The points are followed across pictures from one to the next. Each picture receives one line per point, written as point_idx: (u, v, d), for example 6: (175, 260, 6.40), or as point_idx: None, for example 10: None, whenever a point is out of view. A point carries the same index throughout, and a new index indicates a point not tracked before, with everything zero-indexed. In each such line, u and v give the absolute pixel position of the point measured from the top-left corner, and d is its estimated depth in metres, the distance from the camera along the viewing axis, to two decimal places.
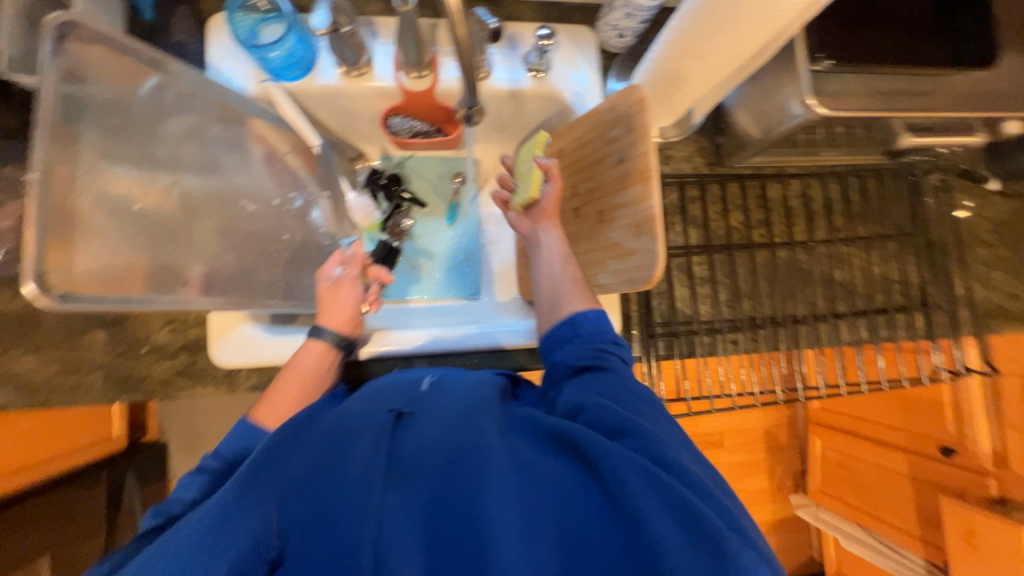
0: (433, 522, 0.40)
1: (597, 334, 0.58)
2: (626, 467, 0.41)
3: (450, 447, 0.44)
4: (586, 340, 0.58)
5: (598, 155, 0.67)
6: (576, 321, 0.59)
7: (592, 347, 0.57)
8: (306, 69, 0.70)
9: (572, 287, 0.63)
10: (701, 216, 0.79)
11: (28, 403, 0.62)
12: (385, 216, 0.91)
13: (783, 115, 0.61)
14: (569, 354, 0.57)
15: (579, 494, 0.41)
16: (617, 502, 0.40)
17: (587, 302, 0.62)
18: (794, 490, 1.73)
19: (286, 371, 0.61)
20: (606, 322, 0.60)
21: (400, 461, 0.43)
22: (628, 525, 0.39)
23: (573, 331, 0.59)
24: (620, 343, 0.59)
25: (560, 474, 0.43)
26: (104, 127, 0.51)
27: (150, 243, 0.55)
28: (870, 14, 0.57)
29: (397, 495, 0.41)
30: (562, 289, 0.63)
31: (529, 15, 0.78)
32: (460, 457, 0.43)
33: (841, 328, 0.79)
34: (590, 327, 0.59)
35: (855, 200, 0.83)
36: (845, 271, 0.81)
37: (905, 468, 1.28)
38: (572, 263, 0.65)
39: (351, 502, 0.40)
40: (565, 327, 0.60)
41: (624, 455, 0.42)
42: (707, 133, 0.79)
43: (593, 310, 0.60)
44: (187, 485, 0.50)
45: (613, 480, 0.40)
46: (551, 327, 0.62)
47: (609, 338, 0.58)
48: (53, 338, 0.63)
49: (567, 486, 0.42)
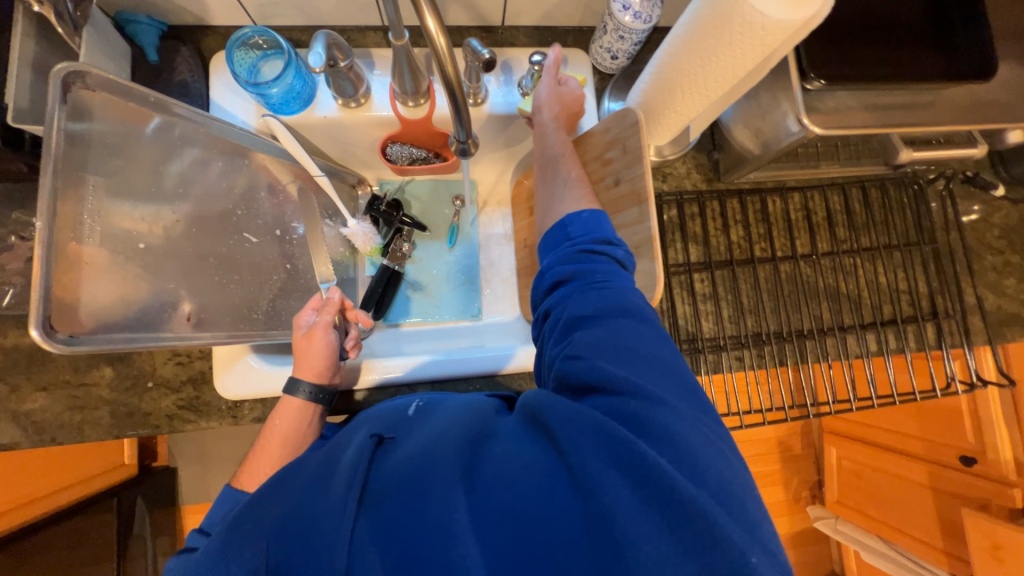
0: (401, 527, 0.40)
1: (589, 233, 0.56)
2: (583, 439, 0.42)
3: (423, 460, 0.44)
4: (576, 242, 0.56)
5: (595, 177, 0.68)
6: (566, 223, 0.57)
7: (578, 251, 0.55)
8: (305, 102, 0.71)
9: (571, 188, 0.61)
10: (701, 233, 0.78)
11: (38, 440, 0.63)
12: (385, 241, 0.89)
13: (780, 132, 0.61)
14: (557, 261, 0.56)
15: (546, 478, 0.42)
16: (577, 477, 0.41)
17: (584, 204, 0.59)
18: (811, 501, 1.70)
19: (266, 431, 0.62)
20: (601, 222, 0.56)
21: (375, 475, 0.44)
22: (589, 501, 0.39)
23: (565, 233, 0.57)
24: (613, 242, 0.55)
25: (528, 457, 0.44)
26: (105, 169, 0.52)
27: (151, 282, 0.56)
28: (861, 32, 0.57)
29: (369, 514, 0.41)
30: (560, 192, 0.62)
31: (523, 40, 0.79)
32: (433, 469, 0.43)
33: (847, 341, 0.78)
34: (581, 230, 0.56)
35: (859, 212, 0.82)
36: (851, 282, 0.80)
37: (925, 479, 1.25)
38: (573, 162, 0.64)
39: (324, 530, 0.40)
40: (556, 229, 0.58)
41: (582, 422, 0.42)
42: (703, 150, 0.80)
43: (586, 210, 0.57)
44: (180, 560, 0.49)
45: (571, 451, 0.42)
46: (546, 232, 0.61)
47: (599, 238, 0.55)
48: (61, 375, 0.64)
49: (534, 468, 0.43)
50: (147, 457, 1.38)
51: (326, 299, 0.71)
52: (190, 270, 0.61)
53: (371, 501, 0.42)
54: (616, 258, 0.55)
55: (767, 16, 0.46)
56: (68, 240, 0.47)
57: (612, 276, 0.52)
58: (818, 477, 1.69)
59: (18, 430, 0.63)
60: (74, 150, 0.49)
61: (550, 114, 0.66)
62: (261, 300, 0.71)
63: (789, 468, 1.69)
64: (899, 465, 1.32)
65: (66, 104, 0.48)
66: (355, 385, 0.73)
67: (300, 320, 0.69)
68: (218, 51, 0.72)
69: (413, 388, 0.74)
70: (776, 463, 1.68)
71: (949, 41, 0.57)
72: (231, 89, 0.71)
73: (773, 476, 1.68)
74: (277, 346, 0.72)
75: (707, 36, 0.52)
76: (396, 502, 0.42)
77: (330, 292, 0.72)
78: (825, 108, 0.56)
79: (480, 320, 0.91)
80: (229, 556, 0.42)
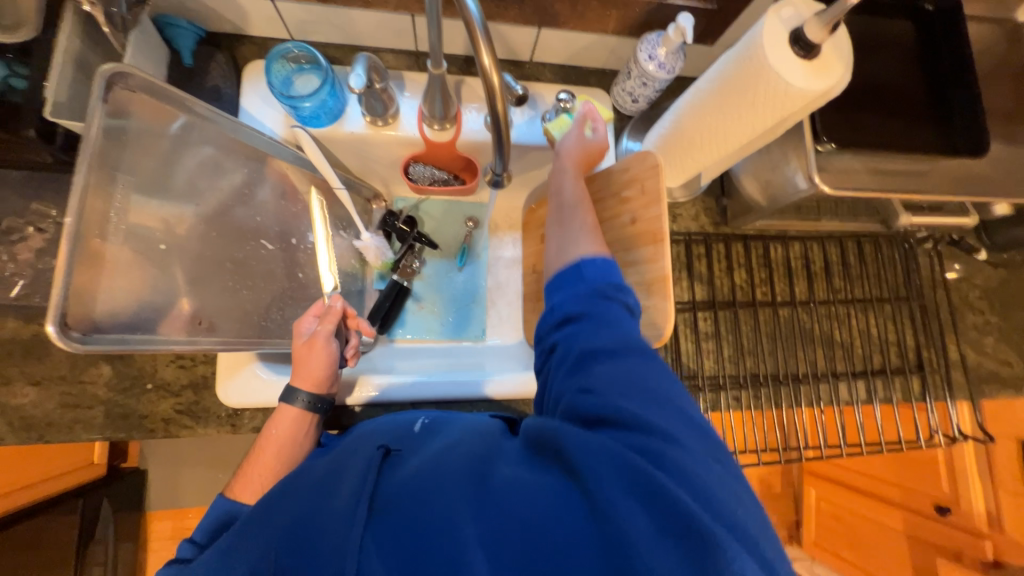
0: (410, 540, 0.40)
1: (602, 277, 0.56)
2: (601, 466, 0.42)
3: (431, 474, 0.45)
4: (590, 283, 0.56)
5: (612, 214, 0.70)
6: (580, 266, 0.58)
7: (592, 294, 0.55)
8: (334, 117, 0.73)
9: (584, 232, 0.61)
10: (707, 273, 0.81)
11: (24, 437, 0.61)
12: (397, 256, 0.90)
13: (788, 186, 0.65)
14: (569, 298, 0.56)
15: (561, 502, 0.42)
16: (593, 502, 0.41)
17: (597, 247, 0.59)
18: (789, 541, 1.71)
19: (263, 440, 0.61)
20: (614, 269, 0.57)
21: (383, 486, 0.45)
22: (605, 527, 0.39)
23: (579, 273, 0.57)
24: (624, 289, 0.56)
25: (541, 480, 0.44)
26: (134, 166, 0.52)
27: (167, 286, 0.56)
28: (867, 102, 0.61)
29: (378, 525, 0.41)
30: (575, 235, 0.61)
31: (549, 76, 0.82)
32: (443, 482, 0.44)
33: (839, 388, 0.81)
34: (595, 272, 0.57)
35: (854, 264, 0.86)
36: (843, 331, 0.83)
37: (902, 526, 1.27)
38: (587, 207, 0.63)
39: (331, 546, 0.41)
40: (570, 268, 0.58)
41: (599, 451, 0.43)
42: (713, 194, 0.83)
43: (602, 256, 0.58)
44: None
45: (589, 477, 0.41)
46: (557, 270, 0.60)
47: (611, 284, 0.56)
48: (58, 371, 0.62)
49: (548, 489, 0.43)
50: (118, 456, 1.32)
51: (327, 306, 0.70)
52: (203, 274, 0.61)
53: (380, 512, 0.42)
54: (626, 305, 0.56)
55: (789, 83, 0.49)
56: (94, 239, 0.47)
57: (620, 321, 0.53)
58: (795, 518, 1.70)
59: (4, 425, 0.60)
60: (110, 148, 0.49)
61: (567, 159, 0.67)
62: (271, 307, 0.70)
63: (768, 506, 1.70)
64: (876, 510, 1.35)
65: (107, 103, 0.48)
66: (351, 400, 0.72)
67: (298, 328, 0.68)
68: (252, 60, 0.73)
69: (416, 406, 0.74)
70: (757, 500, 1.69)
71: (946, 118, 0.62)
72: (263, 98, 0.72)
73: None
74: (282, 355, 0.71)
75: (729, 95, 0.56)
76: (407, 517, 0.42)
77: (332, 299, 0.70)
78: (833, 169, 0.60)
79: (482, 341, 0.92)
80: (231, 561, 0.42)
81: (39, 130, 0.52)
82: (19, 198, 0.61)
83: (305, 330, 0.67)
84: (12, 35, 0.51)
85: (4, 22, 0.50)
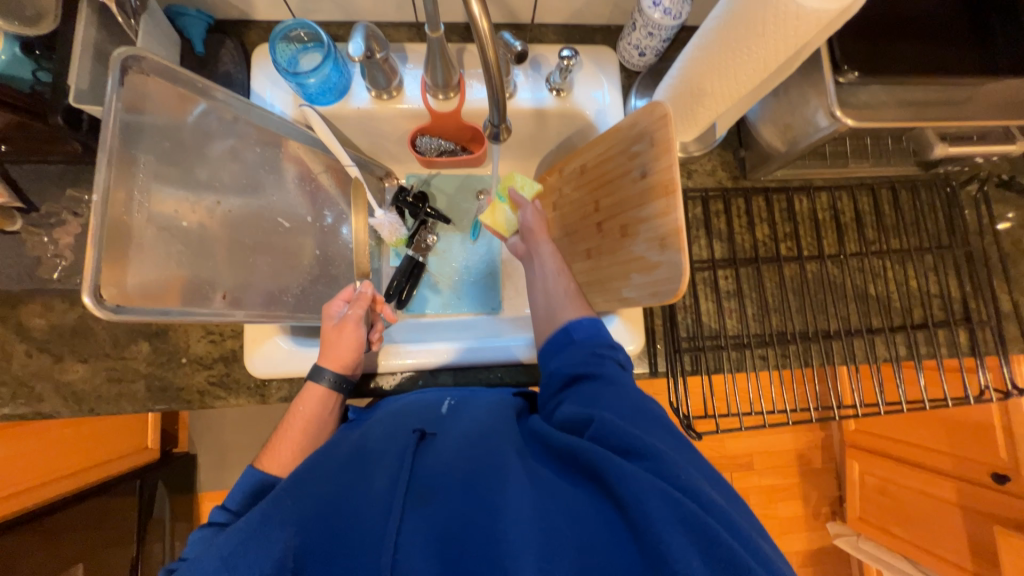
0: (445, 539, 0.42)
1: (591, 337, 0.65)
2: (646, 492, 0.42)
3: (465, 469, 0.48)
4: (581, 345, 0.64)
5: (622, 170, 0.68)
6: (570, 330, 0.66)
7: (585, 353, 0.62)
8: (340, 94, 0.74)
9: (566, 299, 0.70)
10: (726, 230, 0.78)
11: (77, 410, 0.66)
12: (411, 232, 0.92)
13: (810, 127, 0.62)
14: (565, 363, 0.62)
15: (598, 520, 0.43)
16: (635, 526, 0.41)
17: (581, 311, 0.68)
18: (831, 518, 1.62)
19: (290, 416, 0.64)
20: (599, 327, 0.66)
21: (419, 479, 0.47)
22: (649, 552, 0.39)
23: (569, 337, 0.66)
24: (615, 346, 0.64)
25: (577, 501, 0.45)
26: (157, 151, 0.54)
27: (192, 260, 0.58)
28: (897, 26, 0.57)
29: (413, 512, 0.44)
30: (559, 300, 0.70)
31: (551, 37, 0.80)
32: (479, 478, 0.47)
33: (876, 345, 0.77)
34: (583, 334, 0.65)
35: (889, 213, 0.80)
36: (879, 285, 0.78)
37: (954, 497, 1.20)
38: (565, 276, 0.73)
39: (363, 540, 0.42)
40: (561, 334, 0.66)
41: (645, 480, 0.42)
42: (730, 147, 0.80)
43: (587, 317, 0.67)
44: (197, 540, 0.53)
45: (634, 507, 0.41)
46: (549, 337, 0.68)
47: (602, 343, 0.64)
48: (102, 348, 0.67)
49: (583, 511, 0.44)
50: (169, 443, 1.40)
51: (358, 292, 0.72)
52: (228, 252, 0.63)
53: (418, 505, 0.44)
54: (618, 361, 0.63)
55: (801, 6, 0.46)
56: (120, 212, 0.49)
57: (616, 373, 0.59)
58: (838, 494, 1.61)
59: (59, 399, 0.65)
60: (129, 135, 0.51)
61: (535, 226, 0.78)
62: (292, 284, 0.73)
63: (809, 483, 1.60)
64: (928, 482, 1.27)
65: (123, 87, 0.50)
66: (372, 367, 0.74)
67: (329, 312, 0.71)
68: (260, 44, 0.75)
69: (435, 373, 0.75)
70: (797, 476, 1.59)
71: (987, 35, 0.57)
72: (272, 81, 0.74)
73: (791, 490, 1.59)
74: (305, 328, 0.74)
75: (739, 26, 0.52)
76: (441, 511, 0.44)
77: (363, 285, 0.73)
78: (860, 103, 0.56)
79: (500, 314, 0.93)
80: (266, 532, 0.43)
81: (65, 117, 0.56)
82: (59, 188, 0.66)
83: (337, 312, 0.69)
84: (32, 28, 0.53)
85: (27, 15, 0.53)
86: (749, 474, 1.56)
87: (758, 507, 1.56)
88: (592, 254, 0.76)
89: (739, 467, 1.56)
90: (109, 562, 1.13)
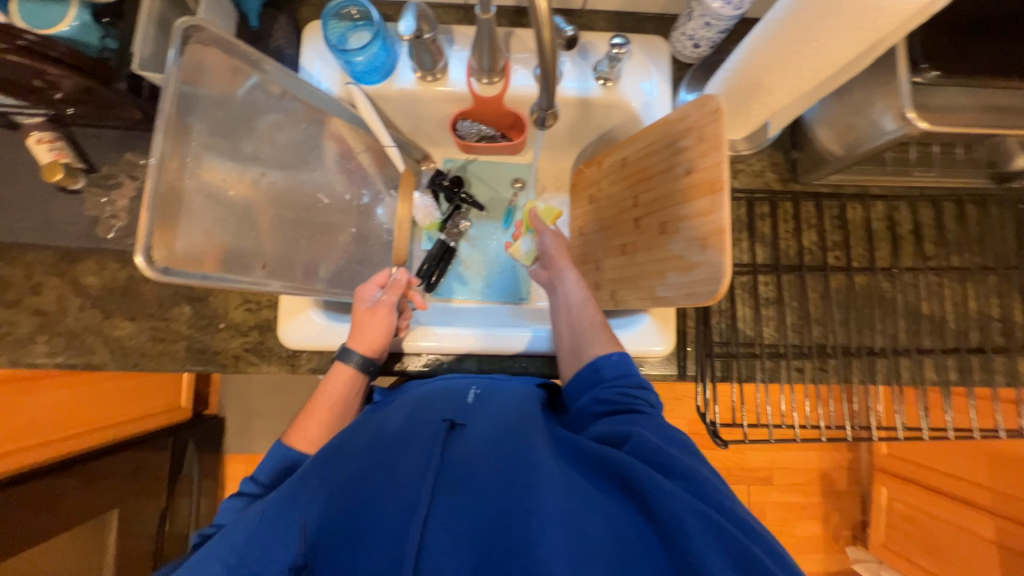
0: (475, 534, 0.44)
1: (621, 375, 0.62)
2: (684, 509, 0.42)
3: (494, 464, 0.49)
4: (609, 385, 0.61)
5: (665, 166, 0.66)
6: (598, 365, 0.63)
7: (614, 393, 0.60)
8: (386, 74, 0.75)
9: (592, 332, 0.68)
10: (771, 234, 0.75)
11: (123, 364, 0.69)
12: (444, 217, 0.92)
13: (873, 131, 0.59)
14: (593, 400, 0.61)
15: (625, 524, 0.44)
16: (665, 531, 0.42)
17: (608, 346, 0.66)
18: (852, 543, 1.56)
19: (318, 393, 0.66)
20: (628, 364, 0.64)
21: (446, 470, 0.49)
22: (682, 564, 0.40)
23: (597, 375, 0.63)
24: (646, 387, 0.61)
25: (607, 505, 0.46)
26: (209, 120, 0.56)
27: (235, 229, 0.59)
28: (986, 23, 0.52)
29: (443, 503, 0.46)
30: (585, 334, 0.68)
31: (602, 24, 0.78)
32: (509, 477, 0.48)
33: (924, 366, 0.72)
34: (612, 372, 0.62)
35: (951, 228, 0.75)
36: (934, 304, 0.73)
37: (992, 534, 1.14)
38: (590, 305, 0.71)
39: (396, 528, 0.44)
40: (589, 368, 0.64)
41: (682, 497, 0.43)
42: (781, 148, 0.76)
43: (616, 354, 0.64)
44: (231, 505, 0.57)
45: (672, 525, 0.42)
46: (576, 373, 0.66)
47: (633, 382, 0.61)
48: (147, 308, 0.70)
49: (614, 518, 0.44)
50: (200, 404, 1.46)
51: (393, 279, 0.72)
52: (271, 224, 0.65)
53: (444, 497, 0.46)
54: (648, 402, 0.60)
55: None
56: (173, 176, 0.50)
57: (647, 408, 0.58)
58: (862, 519, 1.54)
59: (107, 352, 0.69)
60: (184, 107, 0.52)
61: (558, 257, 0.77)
62: (328, 259, 0.75)
63: (831, 504, 1.54)
64: (963, 516, 1.20)
65: (183, 57, 0.51)
66: (399, 347, 0.75)
67: (362, 293, 0.71)
68: (312, 21, 0.76)
69: (460, 358, 0.76)
70: (818, 496, 1.53)
71: None
72: (321, 57, 0.75)
73: (811, 510, 1.53)
74: (336, 304, 0.76)
75: (801, 27, 0.50)
76: (470, 507, 0.46)
77: (398, 271, 0.73)
78: (936, 105, 0.52)
79: (527, 303, 0.93)
80: (292, 506, 0.46)
81: (129, 83, 0.60)
82: (117, 152, 0.69)
83: (371, 296, 0.70)
84: None
85: None
86: (768, 488, 1.51)
87: (775, 523, 1.51)
88: (627, 250, 0.74)
89: (758, 481, 1.51)
90: (141, 512, 1.18)
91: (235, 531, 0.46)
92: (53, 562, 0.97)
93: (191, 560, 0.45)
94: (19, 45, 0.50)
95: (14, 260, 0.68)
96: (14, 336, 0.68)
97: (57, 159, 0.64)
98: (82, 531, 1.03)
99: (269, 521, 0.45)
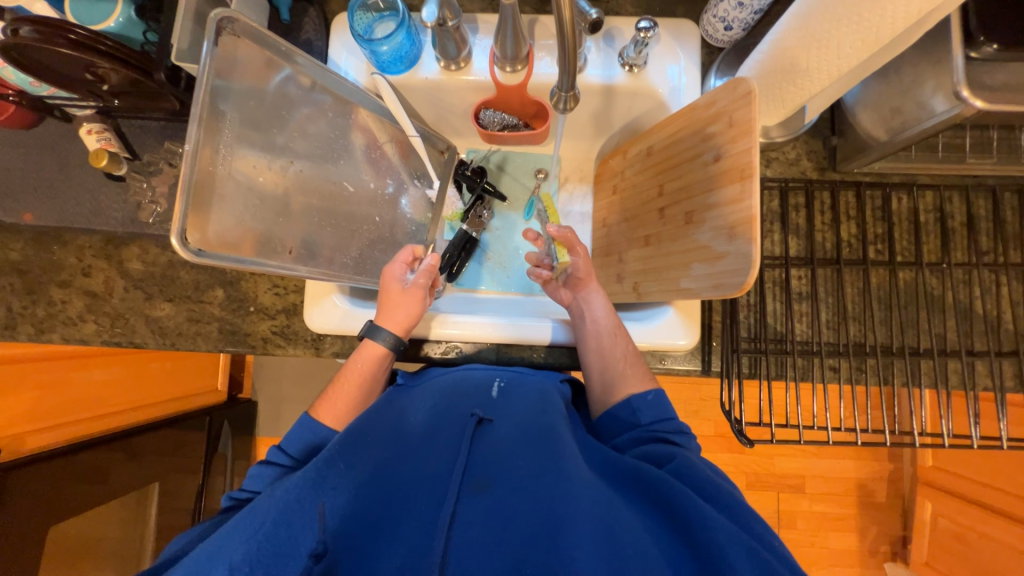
0: (504, 533, 0.47)
1: (657, 420, 0.61)
2: (726, 538, 0.43)
3: (524, 464, 0.52)
4: (646, 429, 0.61)
5: (693, 153, 0.64)
6: (635, 407, 0.62)
7: (649, 437, 0.60)
8: (410, 64, 0.76)
9: (624, 368, 0.66)
10: (805, 225, 0.71)
11: (162, 342, 0.74)
12: (466, 207, 0.92)
13: (921, 113, 0.55)
14: (627, 440, 0.61)
15: (656, 542, 0.46)
16: (698, 547, 0.44)
17: (642, 383, 0.65)
18: (890, 558, 1.47)
19: (347, 370, 0.67)
20: (665, 407, 0.62)
21: (476, 468, 0.52)
22: None
23: (634, 417, 0.62)
24: (683, 433, 0.61)
25: (638, 519, 0.48)
26: (242, 111, 0.58)
27: (264, 215, 0.61)
28: None
29: (473, 501, 0.49)
30: (618, 371, 0.66)
31: (629, 8, 0.76)
32: (539, 480, 0.50)
33: (974, 369, 0.67)
34: (650, 417, 0.62)
35: (1010, 221, 0.69)
36: (988, 302, 0.68)
37: None
38: (620, 338, 0.67)
39: (429, 520, 0.48)
40: (625, 409, 0.63)
41: (721, 522, 0.44)
42: (819, 134, 0.72)
43: (652, 393, 0.63)
44: (261, 476, 0.59)
45: (715, 554, 0.43)
46: (608, 410, 0.65)
47: (670, 427, 0.61)
48: (184, 291, 0.74)
49: (645, 532, 0.46)
50: (235, 388, 1.54)
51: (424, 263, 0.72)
52: (299, 211, 0.67)
53: (476, 494, 0.49)
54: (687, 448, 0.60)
55: None
56: (206, 164, 0.53)
57: (684, 438, 0.60)
58: (902, 534, 1.45)
59: (148, 331, 0.73)
60: (217, 101, 0.54)
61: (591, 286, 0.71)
62: (352, 246, 0.76)
63: (868, 516, 1.45)
64: (1016, 535, 1.12)
65: (216, 48, 0.54)
66: (421, 333, 0.75)
67: (389, 274, 0.70)
68: (340, 13, 0.78)
69: (479, 347, 0.76)
70: (854, 507, 1.45)
71: None
72: (348, 48, 0.77)
73: (845, 520, 1.45)
74: (359, 289, 0.77)
75: None
76: (499, 506, 0.48)
77: (431, 256, 0.73)
78: (997, 82, 0.48)
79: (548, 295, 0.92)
80: (324, 487, 0.49)
81: (167, 74, 0.61)
82: (159, 142, 0.74)
83: (403, 280, 0.70)
84: None
85: None
86: (797, 496, 1.44)
87: (805, 533, 1.45)
88: (651, 241, 0.72)
89: (788, 488, 1.44)
90: (181, 486, 1.25)
91: (261, 505, 0.47)
92: (96, 530, 1.05)
93: (221, 529, 0.47)
94: (71, 39, 0.54)
95: (67, 244, 0.73)
96: (65, 314, 0.73)
97: (104, 147, 0.69)
98: (125, 502, 1.10)
99: (297, 499, 0.47)
